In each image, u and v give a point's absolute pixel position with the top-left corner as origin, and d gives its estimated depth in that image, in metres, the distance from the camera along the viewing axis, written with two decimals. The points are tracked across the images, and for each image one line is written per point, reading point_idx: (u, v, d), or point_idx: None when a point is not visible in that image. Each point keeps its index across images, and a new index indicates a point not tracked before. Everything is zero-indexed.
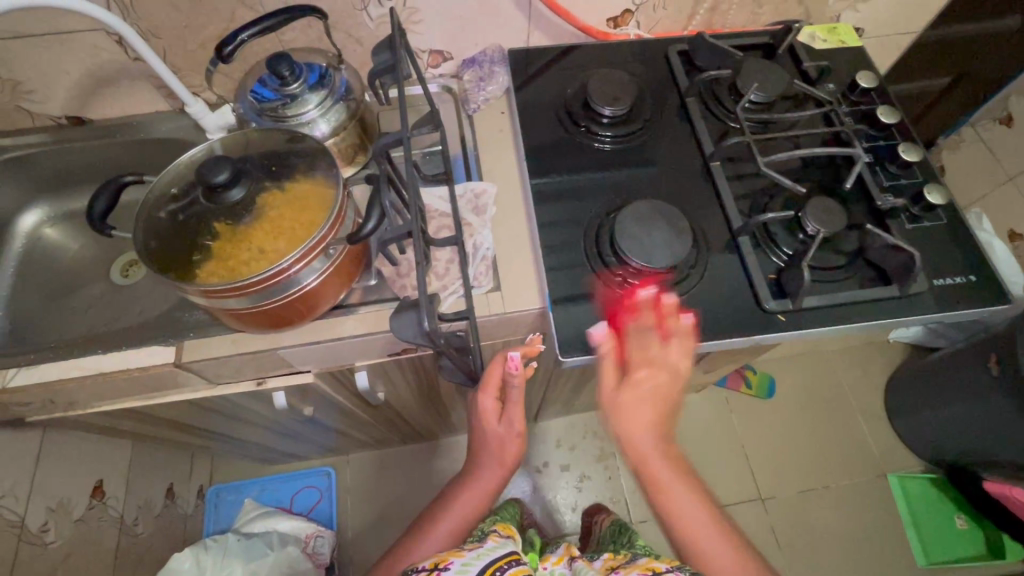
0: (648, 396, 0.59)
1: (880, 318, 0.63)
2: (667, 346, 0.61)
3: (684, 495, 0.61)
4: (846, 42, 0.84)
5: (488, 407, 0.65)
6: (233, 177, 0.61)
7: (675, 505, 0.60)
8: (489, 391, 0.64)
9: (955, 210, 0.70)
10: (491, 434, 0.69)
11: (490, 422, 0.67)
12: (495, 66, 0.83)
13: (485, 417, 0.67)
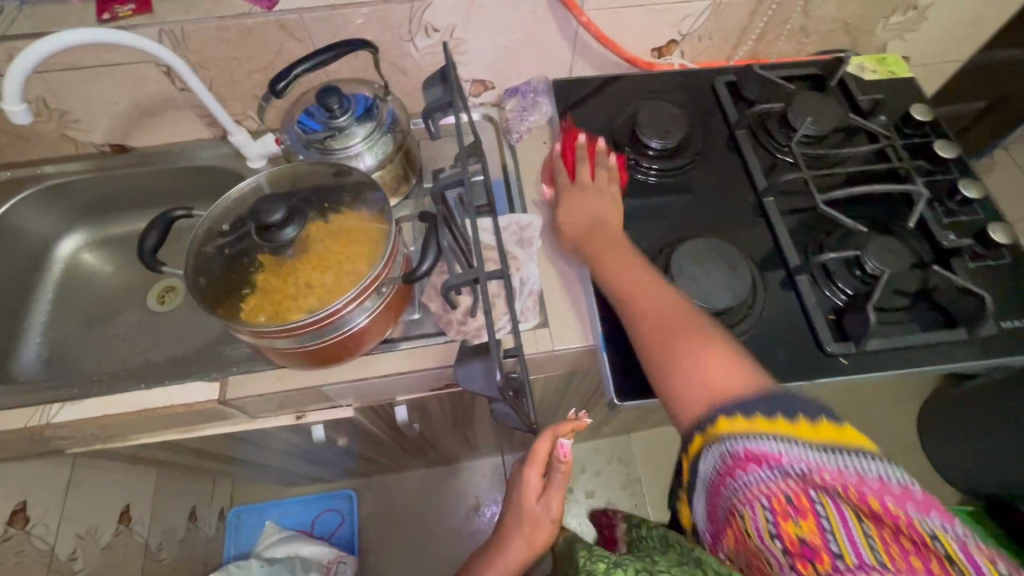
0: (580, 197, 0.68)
1: (947, 364, 0.60)
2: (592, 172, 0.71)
3: (646, 292, 0.56)
4: (895, 72, 0.82)
5: (531, 483, 0.69)
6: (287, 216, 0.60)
7: (628, 305, 0.57)
8: (534, 467, 0.67)
9: (1020, 248, 0.68)
10: (527, 513, 0.72)
11: (529, 499, 0.70)
12: (539, 96, 0.83)
13: (526, 493, 0.70)
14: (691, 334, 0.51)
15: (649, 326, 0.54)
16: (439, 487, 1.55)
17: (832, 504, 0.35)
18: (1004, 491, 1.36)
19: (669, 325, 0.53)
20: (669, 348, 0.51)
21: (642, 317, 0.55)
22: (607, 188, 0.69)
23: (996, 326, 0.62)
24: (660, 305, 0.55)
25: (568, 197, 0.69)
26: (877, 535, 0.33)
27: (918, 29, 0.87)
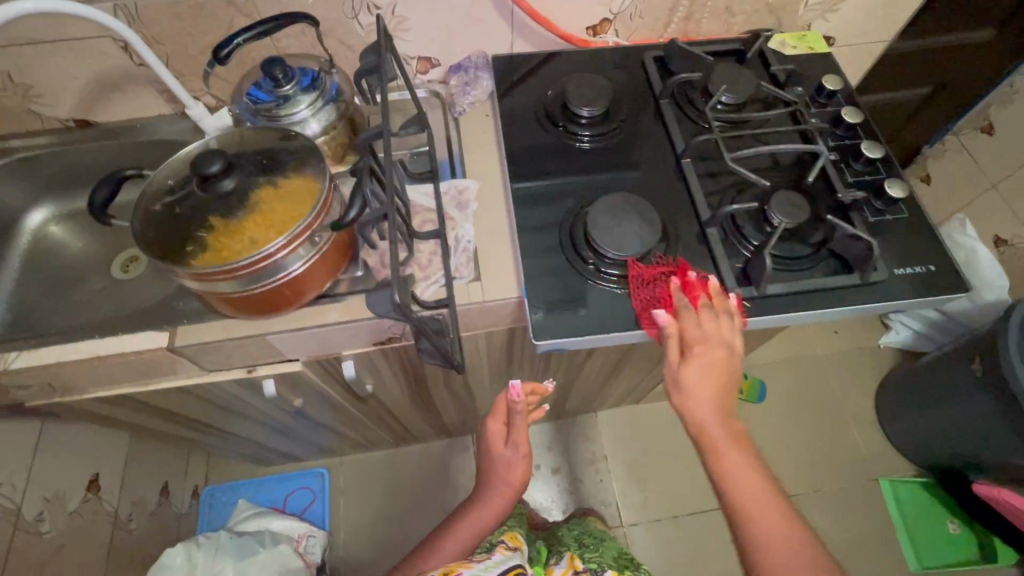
0: (704, 367, 0.61)
1: (841, 307, 0.66)
2: (716, 318, 0.63)
3: (740, 472, 0.58)
4: (814, 48, 0.88)
5: (495, 430, 0.86)
6: (225, 169, 0.64)
7: (727, 473, 0.58)
8: (498, 416, 0.86)
9: (916, 203, 0.73)
10: (500, 458, 0.87)
11: (499, 444, 0.86)
12: (480, 72, 0.87)
13: (494, 439, 0.87)
14: (778, 514, 0.56)
15: (747, 504, 0.56)
16: (411, 467, 1.59)
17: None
18: (952, 460, 1.41)
19: (758, 489, 0.57)
20: (761, 511, 0.56)
21: (734, 474, 0.58)
22: (729, 334, 0.62)
23: (889, 272, 0.68)
24: (754, 477, 0.57)
25: (689, 369, 0.62)
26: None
27: (838, 10, 0.93)
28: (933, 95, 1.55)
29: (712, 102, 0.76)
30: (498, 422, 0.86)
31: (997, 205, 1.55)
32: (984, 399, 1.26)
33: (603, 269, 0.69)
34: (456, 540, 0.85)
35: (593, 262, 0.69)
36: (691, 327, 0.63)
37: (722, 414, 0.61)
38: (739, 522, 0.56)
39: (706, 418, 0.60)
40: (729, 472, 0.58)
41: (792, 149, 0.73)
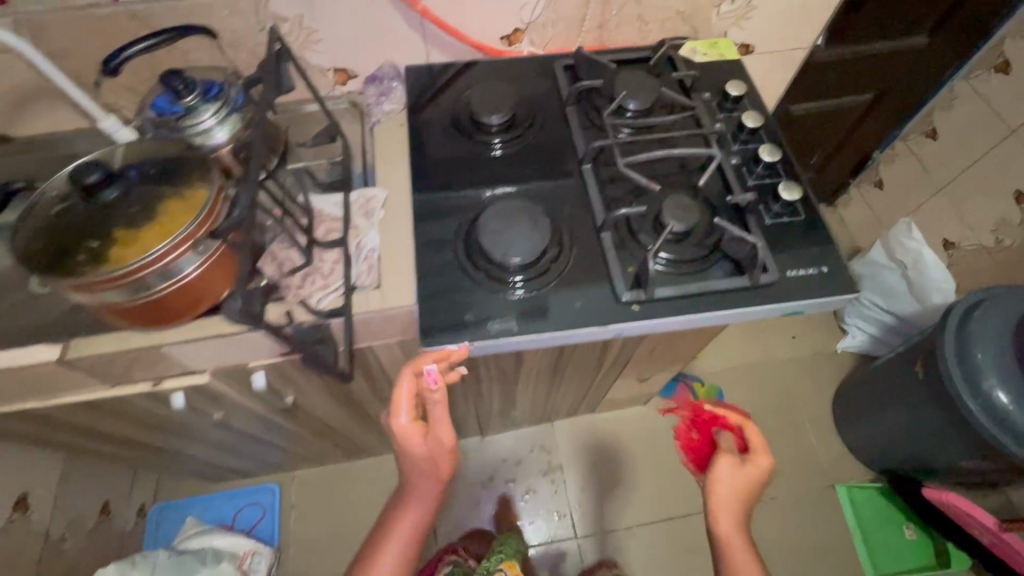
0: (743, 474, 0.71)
1: (731, 309, 0.66)
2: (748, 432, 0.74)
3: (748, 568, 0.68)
4: (724, 55, 0.89)
5: (406, 426, 0.66)
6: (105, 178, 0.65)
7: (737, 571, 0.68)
8: (404, 411, 0.66)
9: (813, 206, 0.74)
10: (421, 453, 0.68)
11: (417, 440, 0.66)
12: (395, 81, 0.89)
13: (407, 437, 0.66)
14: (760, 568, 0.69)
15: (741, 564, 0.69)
16: (366, 481, 1.57)
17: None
18: (904, 464, 1.41)
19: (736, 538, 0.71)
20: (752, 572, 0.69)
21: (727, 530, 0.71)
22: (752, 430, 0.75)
23: (780, 275, 0.68)
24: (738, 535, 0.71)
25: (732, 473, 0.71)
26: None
27: (751, 17, 0.94)
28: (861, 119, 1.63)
29: (612, 108, 0.77)
30: (406, 418, 0.66)
31: (944, 209, 1.56)
32: (927, 401, 1.26)
33: (494, 275, 0.69)
34: (398, 543, 0.71)
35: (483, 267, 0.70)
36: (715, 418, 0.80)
37: (738, 522, 0.71)
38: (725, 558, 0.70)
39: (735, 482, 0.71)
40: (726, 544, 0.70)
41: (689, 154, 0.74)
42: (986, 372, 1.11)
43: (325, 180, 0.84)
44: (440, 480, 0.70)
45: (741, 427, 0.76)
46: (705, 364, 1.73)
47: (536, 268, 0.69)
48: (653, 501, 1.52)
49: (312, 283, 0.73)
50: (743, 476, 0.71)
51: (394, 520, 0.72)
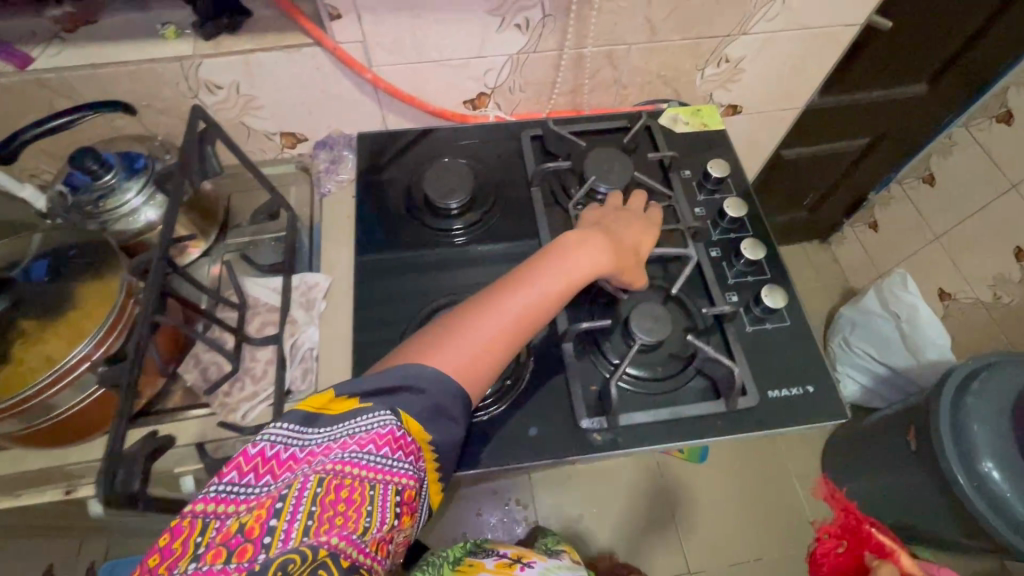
0: None
1: (705, 440, 0.59)
2: None
3: None
4: (708, 124, 0.82)
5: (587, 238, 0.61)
6: None
7: None
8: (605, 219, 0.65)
9: (798, 308, 0.67)
10: (568, 265, 0.59)
11: (585, 242, 0.60)
12: (346, 149, 0.81)
13: (568, 241, 0.61)
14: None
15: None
16: None
17: (299, 486, 0.42)
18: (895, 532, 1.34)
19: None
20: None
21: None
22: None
23: (760, 397, 0.61)
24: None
25: None
26: (320, 508, 0.41)
27: (738, 80, 0.87)
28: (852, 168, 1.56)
29: (578, 194, 0.70)
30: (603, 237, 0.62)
31: (940, 258, 1.50)
32: (920, 473, 1.19)
33: None
34: (503, 314, 0.55)
35: None
36: None
37: None
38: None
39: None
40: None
41: (662, 251, 0.66)
42: (982, 453, 1.04)
43: (265, 259, 0.76)
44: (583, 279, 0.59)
45: None
46: None
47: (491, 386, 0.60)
48: None
49: (240, 390, 0.65)
50: None
51: (494, 292, 0.57)
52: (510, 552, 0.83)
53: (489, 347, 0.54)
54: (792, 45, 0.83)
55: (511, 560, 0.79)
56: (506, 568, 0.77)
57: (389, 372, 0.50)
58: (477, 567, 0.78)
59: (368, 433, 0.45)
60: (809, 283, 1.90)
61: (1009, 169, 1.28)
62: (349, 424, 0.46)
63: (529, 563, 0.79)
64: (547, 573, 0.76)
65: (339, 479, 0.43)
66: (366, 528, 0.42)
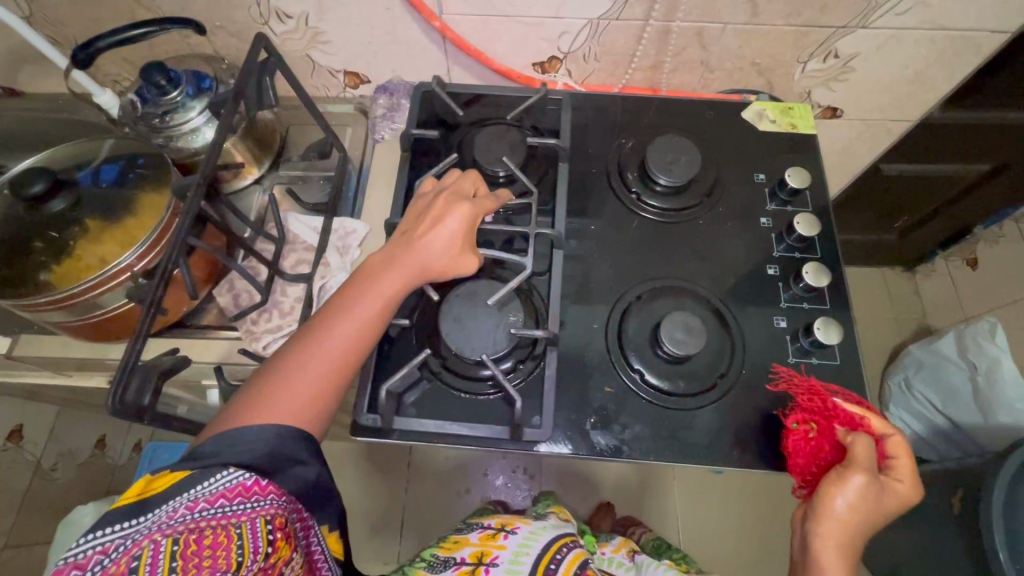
0: (867, 509, 0.47)
1: (717, 467, 0.56)
2: (897, 479, 0.49)
3: None
4: (797, 126, 0.73)
5: (423, 230, 0.57)
6: (52, 188, 0.61)
7: None
8: (443, 206, 0.58)
9: (854, 348, 0.61)
10: (412, 257, 0.55)
11: (432, 235, 0.56)
12: (405, 97, 0.80)
13: (410, 236, 0.57)
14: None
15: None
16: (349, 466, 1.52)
17: (149, 556, 0.39)
18: None
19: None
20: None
21: (846, 535, 0.47)
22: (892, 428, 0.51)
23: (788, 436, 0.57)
24: (855, 540, 0.47)
25: (865, 488, 0.47)
26: (181, 565, 0.40)
27: (845, 79, 0.77)
28: (963, 196, 1.38)
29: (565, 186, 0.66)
30: (450, 227, 0.56)
31: None
32: (955, 540, 1.10)
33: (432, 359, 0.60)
34: (349, 324, 0.52)
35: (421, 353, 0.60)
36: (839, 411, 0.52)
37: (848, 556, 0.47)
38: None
39: (861, 456, 0.48)
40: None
41: (495, 254, 0.60)
42: None
43: (312, 199, 0.77)
44: (404, 289, 0.55)
45: (881, 438, 0.51)
46: None
47: (431, 363, 0.59)
48: None
49: (268, 321, 0.67)
50: (871, 500, 0.47)
51: (329, 315, 0.53)
52: (493, 520, 0.73)
53: (313, 400, 0.49)
54: (919, 47, 0.71)
55: (494, 530, 0.70)
56: (489, 541, 0.68)
57: (210, 444, 0.45)
58: (461, 543, 0.70)
59: (212, 492, 0.42)
60: (879, 312, 1.74)
61: None
62: (190, 487, 0.42)
63: (513, 530, 0.70)
64: (530, 543, 0.66)
65: (196, 535, 0.41)
66: (240, 564, 0.41)
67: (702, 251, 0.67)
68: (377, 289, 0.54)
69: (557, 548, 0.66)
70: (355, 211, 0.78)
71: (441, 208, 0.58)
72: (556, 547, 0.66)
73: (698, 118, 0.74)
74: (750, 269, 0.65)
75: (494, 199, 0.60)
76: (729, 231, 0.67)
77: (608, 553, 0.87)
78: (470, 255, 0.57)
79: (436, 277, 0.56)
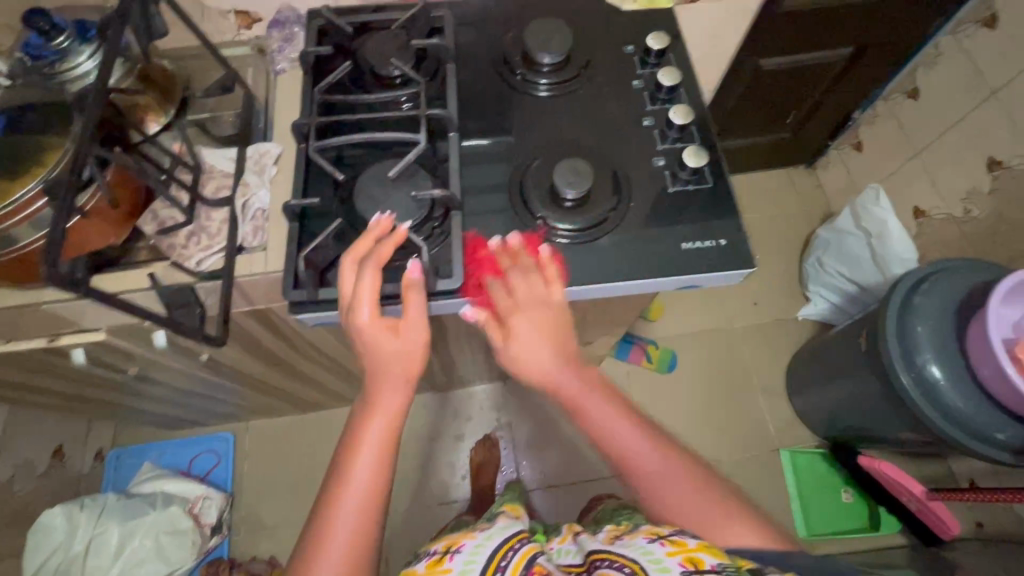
0: (540, 332, 0.61)
1: (619, 281, 0.65)
2: (527, 278, 0.62)
3: (637, 443, 0.62)
4: (656, 3, 0.82)
5: (366, 328, 0.57)
6: None
7: (620, 441, 0.62)
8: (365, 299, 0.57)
9: (722, 173, 0.71)
10: (384, 357, 0.59)
11: (383, 336, 0.58)
12: (298, 27, 0.83)
13: (369, 340, 0.58)
14: (686, 470, 0.63)
15: (668, 488, 0.62)
16: (321, 432, 1.56)
17: None
18: (852, 431, 1.41)
19: (661, 455, 0.63)
20: (659, 471, 0.62)
21: (629, 440, 0.62)
22: (550, 294, 0.62)
23: (671, 247, 0.67)
24: (642, 437, 0.63)
25: (516, 339, 0.61)
26: None
27: None
28: (838, 82, 1.53)
29: (451, 79, 0.72)
30: (368, 315, 0.57)
31: (918, 175, 1.50)
32: (867, 374, 1.26)
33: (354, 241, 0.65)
34: (367, 445, 0.57)
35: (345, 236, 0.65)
36: (526, 292, 0.62)
37: (568, 383, 0.62)
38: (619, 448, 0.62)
39: (563, 386, 0.61)
40: (620, 435, 0.62)
41: (391, 137, 0.65)
42: (922, 348, 1.10)
43: (223, 133, 0.80)
44: (405, 398, 0.59)
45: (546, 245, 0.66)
46: (663, 327, 1.72)
47: (352, 235, 0.64)
48: (597, 461, 1.54)
49: (196, 243, 0.70)
50: (555, 315, 0.62)
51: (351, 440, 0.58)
52: (439, 544, 0.73)
53: (361, 518, 0.56)
54: None
55: (440, 553, 0.70)
56: (436, 567, 0.68)
57: None
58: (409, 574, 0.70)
59: None
60: (790, 206, 1.90)
61: (991, 78, 1.28)
62: None
63: (459, 548, 0.70)
64: (473, 562, 0.66)
65: None
66: None
67: (587, 115, 0.74)
68: (377, 411, 0.58)
69: (503, 555, 0.67)
70: (268, 140, 0.82)
71: (354, 293, 0.58)
72: (502, 554, 0.67)
73: (570, 6, 0.82)
74: (632, 124, 0.74)
75: (371, 282, 0.57)
76: (608, 94, 0.76)
77: (563, 548, 0.85)
78: (420, 330, 0.59)
79: (415, 366, 0.60)
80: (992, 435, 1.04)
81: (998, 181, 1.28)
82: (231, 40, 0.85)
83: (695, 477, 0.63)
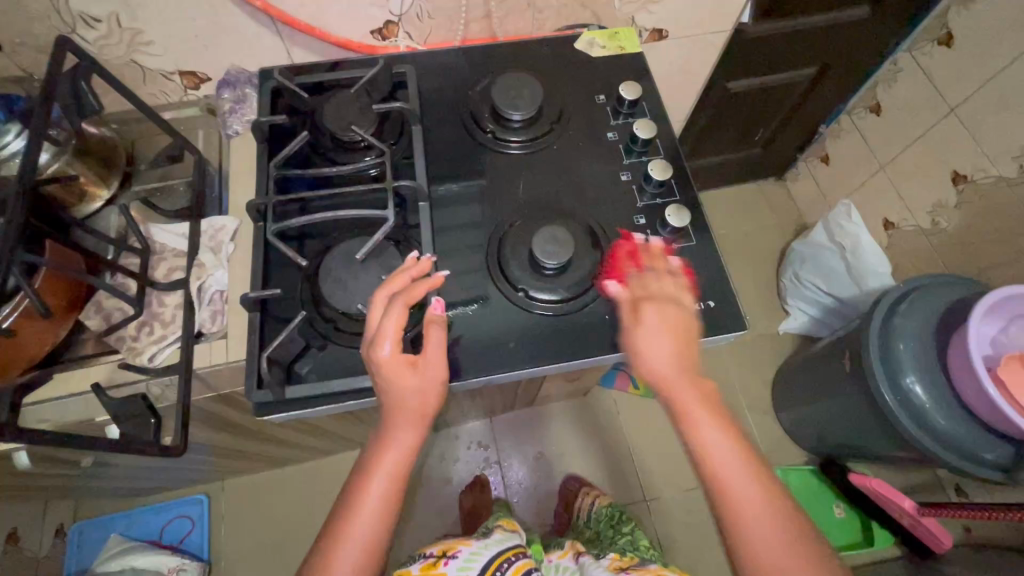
0: (657, 322, 0.55)
1: (608, 352, 0.62)
2: (664, 278, 0.59)
3: (728, 461, 0.51)
4: (625, 47, 0.79)
5: (386, 362, 0.53)
6: None
7: (706, 446, 0.51)
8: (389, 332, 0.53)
9: (706, 228, 0.68)
10: (399, 392, 0.54)
11: (401, 371, 0.53)
12: (249, 86, 0.78)
13: (387, 375, 0.53)
14: (783, 514, 0.49)
15: (755, 528, 0.49)
16: (302, 485, 1.49)
17: None
18: (840, 448, 1.41)
19: (752, 483, 0.50)
20: (750, 500, 0.49)
21: (729, 467, 0.51)
22: (686, 300, 0.58)
23: None
24: (733, 452, 0.51)
25: (643, 325, 0.55)
26: None
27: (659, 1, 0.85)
28: (803, 99, 1.54)
29: (417, 142, 0.68)
30: (390, 350, 0.53)
31: (885, 188, 1.52)
32: (851, 393, 1.27)
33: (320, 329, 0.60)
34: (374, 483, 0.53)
35: (311, 323, 0.60)
36: (640, 287, 0.59)
37: (683, 372, 0.54)
38: (699, 456, 0.52)
39: (678, 390, 0.53)
40: (709, 439, 0.52)
41: (357, 213, 0.61)
42: (905, 368, 1.10)
43: (174, 206, 0.75)
44: (419, 434, 0.55)
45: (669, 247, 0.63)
46: None
47: (317, 323, 0.59)
48: None
49: (147, 335, 0.64)
50: (677, 312, 0.56)
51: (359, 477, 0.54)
52: (433, 547, 0.69)
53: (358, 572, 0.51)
54: None
55: (436, 557, 0.67)
56: (430, 571, 0.65)
57: None
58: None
59: None
60: (762, 220, 1.91)
61: (949, 94, 1.31)
62: None
63: (454, 554, 0.66)
64: (471, 564, 0.65)
65: None
66: None
67: (563, 171, 0.71)
68: (388, 447, 0.54)
69: (498, 564, 0.66)
70: (224, 210, 0.76)
71: (379, 325, 0.54)
72: (498, 564, 0.66)
73: (538, 54, 0.79)
74: (610, 180, 0.71)
75: (396, 320, 0.53)
76: (583, 148, 0.73)
77: (554, 560, 0.87)
78: (441, 369, 0.55)
79: (432, 403, 0.55)
80: (981, 455, 1.03)
81: (964, 194, 1.30)
82: (178, 103, 0.80)
83: (786, 527, 0.49)
